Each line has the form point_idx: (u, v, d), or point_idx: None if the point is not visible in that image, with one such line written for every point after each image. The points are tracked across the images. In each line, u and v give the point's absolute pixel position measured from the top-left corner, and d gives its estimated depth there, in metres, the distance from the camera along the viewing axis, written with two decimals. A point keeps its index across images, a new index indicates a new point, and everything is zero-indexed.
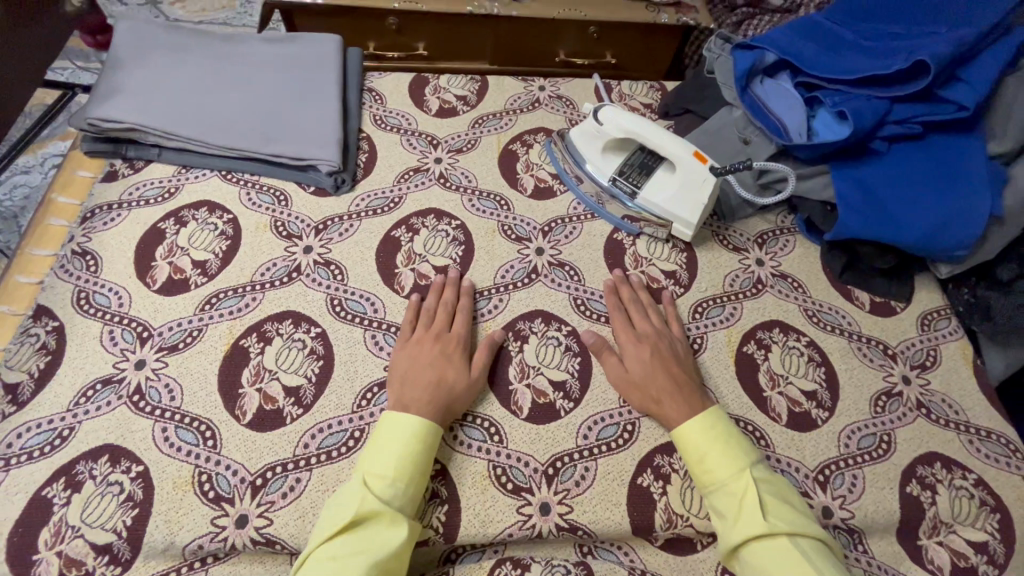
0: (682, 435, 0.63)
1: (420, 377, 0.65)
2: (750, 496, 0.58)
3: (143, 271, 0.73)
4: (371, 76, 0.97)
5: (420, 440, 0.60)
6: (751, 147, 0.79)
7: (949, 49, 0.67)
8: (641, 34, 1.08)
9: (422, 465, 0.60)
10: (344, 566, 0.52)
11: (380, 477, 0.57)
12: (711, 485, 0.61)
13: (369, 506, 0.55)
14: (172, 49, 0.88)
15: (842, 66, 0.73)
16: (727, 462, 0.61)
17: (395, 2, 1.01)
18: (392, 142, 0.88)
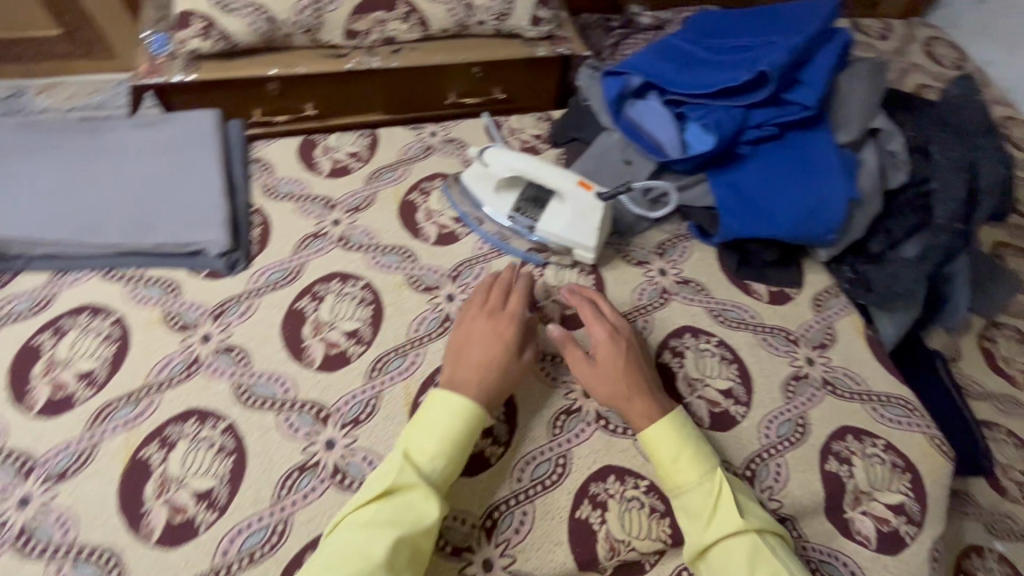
0: (651, 436, 0.64)
1: (472, 354, 0.67)
2: (723, 495, 0.60)
3: (21, 394, 0.67)
4: (256, 145, 0.94)
5: (462, 419, 0.62)
6: (633, 166, 0.82)
7: (783, 58, 0.74)
8: (524, 69, 1.11)
9: (463, 447, 0.62)
10: (374, 535, 0.54)
11: (421, 453, 0.60)
12: (681, 485, 0.62)
13: (401, 480, 0.58)
14: (34, 152, 0.83)
15: (701, 80, 0.79)
16: (699, 464, 0.62)
17: (273, 67, 1.00)
18: (284, 210, 0.86)
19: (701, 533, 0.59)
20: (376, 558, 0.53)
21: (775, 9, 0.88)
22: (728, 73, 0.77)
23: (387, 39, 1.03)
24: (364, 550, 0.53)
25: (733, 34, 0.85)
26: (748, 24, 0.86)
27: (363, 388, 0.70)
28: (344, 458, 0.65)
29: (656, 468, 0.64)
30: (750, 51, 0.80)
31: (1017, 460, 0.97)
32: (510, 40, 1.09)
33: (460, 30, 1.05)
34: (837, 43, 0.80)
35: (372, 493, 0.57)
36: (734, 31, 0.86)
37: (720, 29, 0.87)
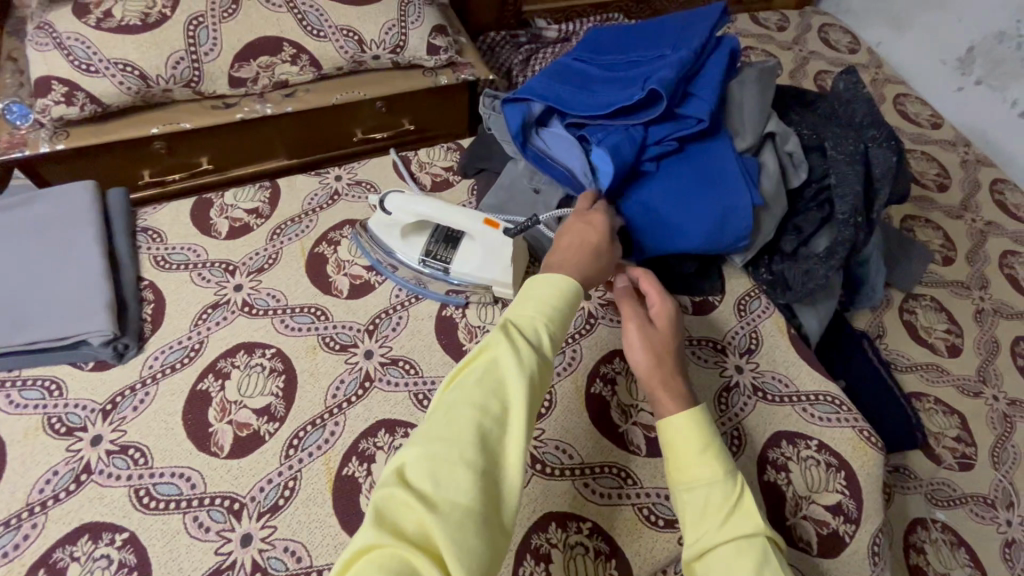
0: (674, 424, 0.60)
1: (576, 243, 0.65)
2: (746, 496, 0.55)
3: None
4: (143, 213, 0.87)
5: (568, 295, 0.59)
6: (542, 195, 0.82)
7: (672, 74, 0.74)
8: (429, 98, 1.09)
9: (568, 322, 0.58)
10: (482, 407, 0.48)
11: (530, 319, 0.55)
12: (696, 481, 0.57)
13: (516, 340, 0.52)
14: None
15: (597, 102, 0.77)
16: (722, 462, 0.58)
17: (154, 126, 0.93)
18: (180, 282, 0.80)
19: (712, 528, 0.54)
20: (491, 419, 0.48)
21: (662, 22, 0.88)
22: (622, 92, 0.76)
23: (278, 84, 0.97)
24: (479, 410, 0.48)
25: (624, 51, 0.85)
26: (638, 40, 0.86)
27: (279, 469, 0.65)
28: (262, 553, 0.60)
29: (672, 459, 0.59)
30: (641, 68, 0.80)
31: (947, 427, 1.01)
32: (409, 71, 1.06)
33: (355, 66, 1.01)
34: (722, 54, 0.81)
35: (485, 347, 0.52)
36: (625, 48, 0.86)
37: (611, 47, 0.87)
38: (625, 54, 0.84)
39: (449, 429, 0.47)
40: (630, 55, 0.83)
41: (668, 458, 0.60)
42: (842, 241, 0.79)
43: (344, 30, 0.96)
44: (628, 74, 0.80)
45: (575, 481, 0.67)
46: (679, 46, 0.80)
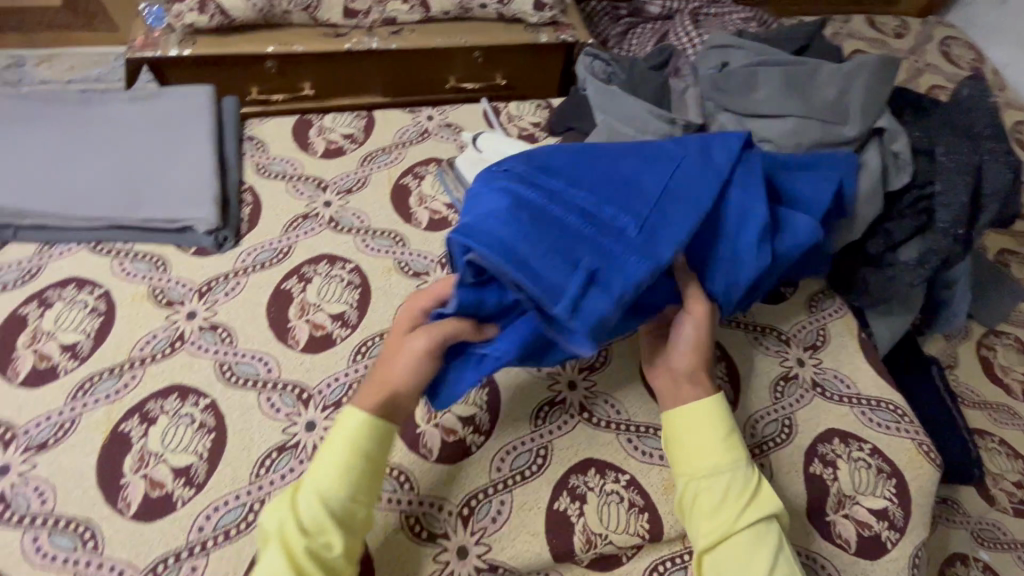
0: (691, 417, 0.62)
1: (404, 387, 0.59)
2: (763, 482, 0.59)
3: (4, 365, 0.67)
4: (251, 123, 0.93)
5: (353, 440, 0.56)
6: None
7: (611, 302, 0.52)
8: (526, 54, 1.10)
9: (364, 465, 0.56)
10: None
11: (309, 487, 0.54)
12: (718, 467, 0.59)
13: (294, 525, 0.52)
14: (22, 121, 0.82)
15: (568, 292, 0.52)
16: (737, 450, 0.60)
17: (271, 46, 0.99)
18: (277, 189, 0.85)
19: (735, 511, 0.56)
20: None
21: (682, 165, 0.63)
22: (605, 296, 0.53)
23: (387, 20, 1.02)
24: None
25: (627, 195, 0.59)
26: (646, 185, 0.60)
27: (347, 370, 0.70)
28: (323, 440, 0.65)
29: (689, 448, 0.61)
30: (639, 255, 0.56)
31: (1008, 470, 0.96)
32: (512, 25, 1.07)
33: (461, 12, 1.04)
34: (746, 249, 0.62)
35: (268, 531, 0.53)
36: (644, 188, 0.60)
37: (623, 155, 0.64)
38: (636, 209, 0.58)
39: None
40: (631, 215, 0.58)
41: (681, 448, 0.61)
42: (936, 251, 0.77)
43: None
44: (628, 253, 0.55)
45: (619, 435, 0.68)
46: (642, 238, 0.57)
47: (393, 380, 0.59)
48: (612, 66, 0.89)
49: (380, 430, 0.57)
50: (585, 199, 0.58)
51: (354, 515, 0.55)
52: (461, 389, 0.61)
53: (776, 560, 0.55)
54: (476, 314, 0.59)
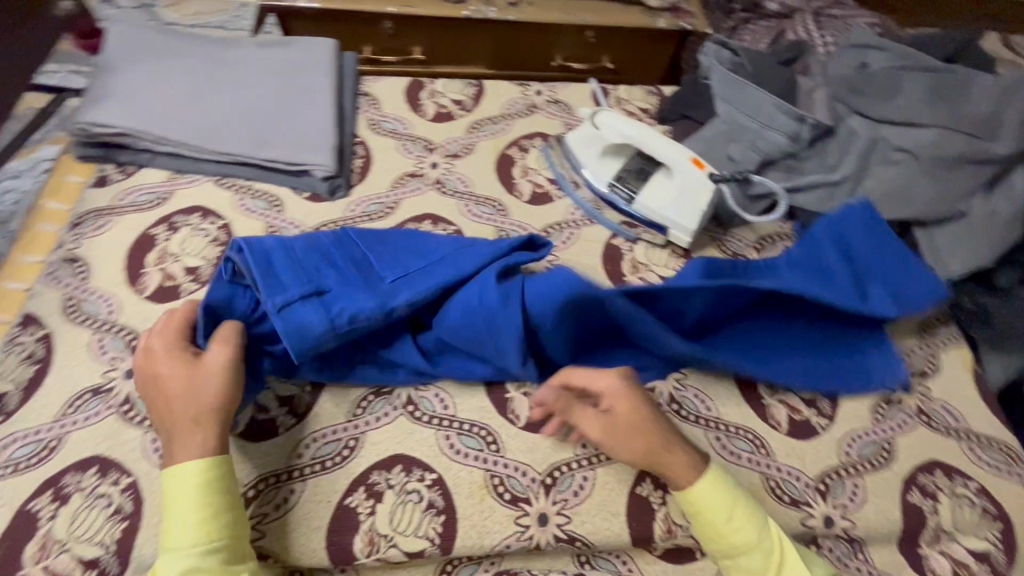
0: (693, 502, 0.57)
1: (175, 407, 0.55)
2: (786, 555, 0.56)
3: (133, 278, 0.72)
4: (366, 80, 0.95)
5: (203, 486, 0.52)
6: (737, 161, 0.78)
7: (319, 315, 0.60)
8: (638, 40, 1.08)
9: (227, 512, 0.53)
10: None
11: (178, 553, 0.50)
12: (739, 547, 0.56)
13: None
14: (163, 52, 0.85)
15: (284, 298, 0.60)
16: (754, 518, 0.57)
17: (392, 7, 1.02)
18: (387, 146, 0.87)
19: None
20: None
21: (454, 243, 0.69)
22: (316, 310, 0.60)
23: None
24: None
25: (428, 263, 0.66)
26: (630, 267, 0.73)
27: None
28: (417, 391, 0.67)
29: (703, 530, 0.58)
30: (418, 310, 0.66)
31: None
32: (629, 7, 1.06)
33: None
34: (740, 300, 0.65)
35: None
36: (428, 260, 0.67)
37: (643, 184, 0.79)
38: (404, 264, 0.66)
39: None
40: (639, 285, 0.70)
41: (703, 530, 0.58)
42: None
43: None
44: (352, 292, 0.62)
45: (708, 432, 0.66)
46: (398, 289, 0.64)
47: (173, 394, 0.56)
48: (739, 56, 0.86)
49: (218, 476, 0.53)
50: (380, 254, 0.67)
51: (233, 566, 0.51)
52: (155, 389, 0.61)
53: None
54: (223, 315, 0.62)
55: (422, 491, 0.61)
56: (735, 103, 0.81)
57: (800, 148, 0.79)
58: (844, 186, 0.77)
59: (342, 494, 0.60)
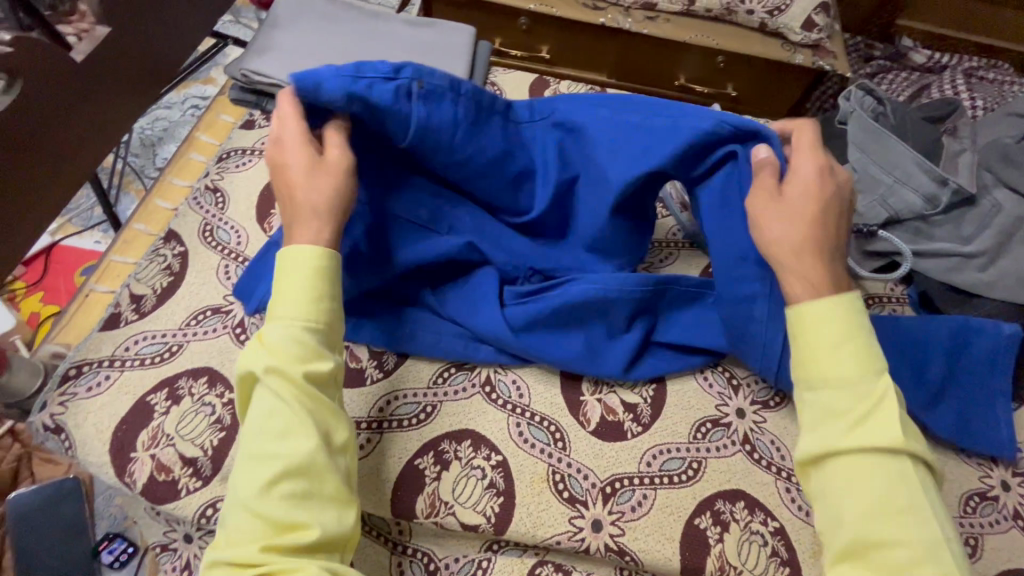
0: (804, 313, 0.51)
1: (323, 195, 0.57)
2: (884, 403, 0.47)
3: (262, 216, 0.78)
4: (495, 71, 0.98)
5: (318, 274, 0.54)
6: (859, 215, 0.76)
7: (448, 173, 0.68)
8: (771, 72, 1.05)
9: (329, 301, 0.54)
10: (272, 428, 0.49)
11: (281, 318, 0.52)
12: (833, 379, 0.49)
13: (273, 360, 0.50)
14: (322, 18, 0.92)
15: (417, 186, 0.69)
16: (867, 360, 0.49)
17: (532, 4, 1.04)
18: None
19: (840, 430, 0.47)
20: (309, 424, 0.49)
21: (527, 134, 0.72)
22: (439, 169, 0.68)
23: (646, 5, 1.02)
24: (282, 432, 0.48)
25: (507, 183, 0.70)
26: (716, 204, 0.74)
27: None
28: (496, 374, 0.69)
29: (798, 352, 0.52)
30: (493, 255, 0.71)
31: None
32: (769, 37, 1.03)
33: (722, 14, 1.01)
34: None
35: (248, 368, 0.51)
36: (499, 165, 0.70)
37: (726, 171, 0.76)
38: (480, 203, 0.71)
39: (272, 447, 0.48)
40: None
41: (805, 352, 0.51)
42: None
43: None
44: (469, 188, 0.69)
45: (779, 481, 0.65)
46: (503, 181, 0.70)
47: (297, 179, 0.57)
48: (884, 105, 0.83)
49: (326, 266, 0.54)
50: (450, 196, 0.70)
51: (323, 352, 0.52)
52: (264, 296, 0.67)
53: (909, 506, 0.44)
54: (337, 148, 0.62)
55: (485, 469, 0.63)
56: (868, 152, 0.78)
57: (934, 212, 0.75)
58: (977, 259, 0.72)
59: (412, 454, 0.64)
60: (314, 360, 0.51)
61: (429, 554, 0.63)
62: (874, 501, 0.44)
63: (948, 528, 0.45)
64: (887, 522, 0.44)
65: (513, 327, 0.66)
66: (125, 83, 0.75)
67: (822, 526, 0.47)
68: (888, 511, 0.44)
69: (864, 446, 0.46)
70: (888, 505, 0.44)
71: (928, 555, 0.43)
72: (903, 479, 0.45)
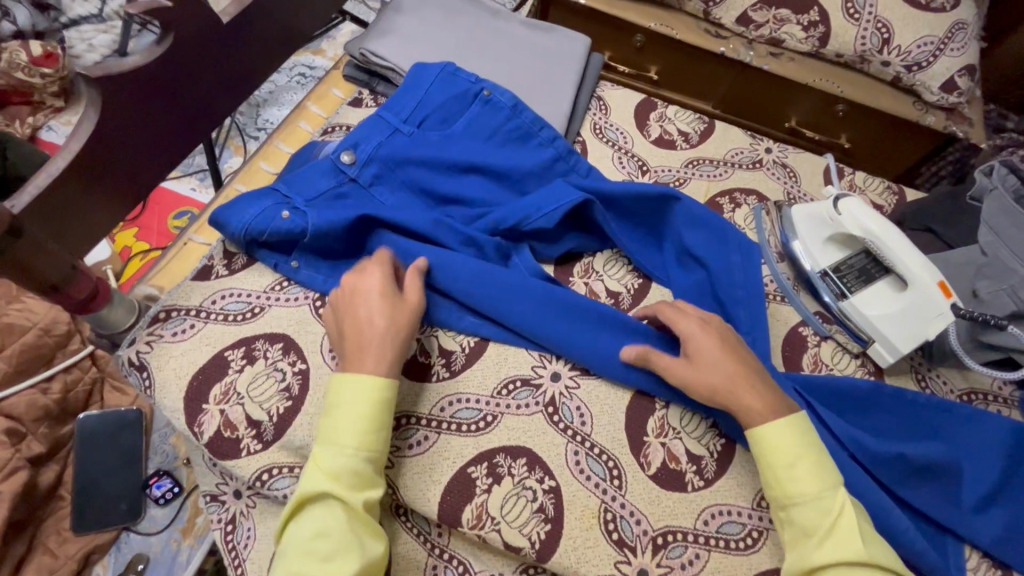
0: (761, 435, 0.56)
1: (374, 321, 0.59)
2: (843, 518, 0.52)
3: None
4: (603, 84, 0.96)
5: (378, 401, 0.56)
6: (982, 302, 0.70)
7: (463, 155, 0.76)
8: (893, 129, 0.99)
9: (385, 425, 0.56)
10: (312, 558, 0.50)
11: (336, 444, 0.54)
12: (796, 496, 0.54)
13: (334, 488, 0.52)
14: (444, 9, 0.92)
15: (427, 163, 0.74)
16: (822, 478, 0.54)
17: (652, 22, 1.01)
18: (604, 154, 0.87)
19: (813, 552, 0.52)
20: (352, 552, 0.51)
21: (531, 150, 0.79)
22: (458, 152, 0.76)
23: (773, 40, 0.97)
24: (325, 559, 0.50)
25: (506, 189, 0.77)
26: (731, 264, 0.72)
27: None
28: (561, 395, 0.67)
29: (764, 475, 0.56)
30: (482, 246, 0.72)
31: None
32: (899, 93, 0.97)
33: (854, 61, 0.95)
34: (887, 459, 0.63)
35: (305, 493, 0.52)
36: (501, 172, 0.76)
37: (729, 246, 0.73)
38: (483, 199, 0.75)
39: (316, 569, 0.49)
40: None
41: (769, 470, 0.56)
42: None
43: (879, 23, 0.90)
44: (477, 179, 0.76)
45: None
46: (505, 182, 0.77)
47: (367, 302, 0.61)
48: None
49: (387, 393, 0.57)
50: (456, 187, 0.75)
51: (374, 478, 0.55)
52: (248, 214, 0.67)
53: None
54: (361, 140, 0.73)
55: (537, 491, 0.62)
56: (1003, 237, 0.72)
57: None
58: None
59: (468, 461, 0.63)
60: (369, 487, 0.54)
61: (463, 564, 0.62)
62: None
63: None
64: None
65: (517, 323, 0.68)
66: (265, 47, 0.71)
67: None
68: None
69: (826, 562, 0.51)
70: None
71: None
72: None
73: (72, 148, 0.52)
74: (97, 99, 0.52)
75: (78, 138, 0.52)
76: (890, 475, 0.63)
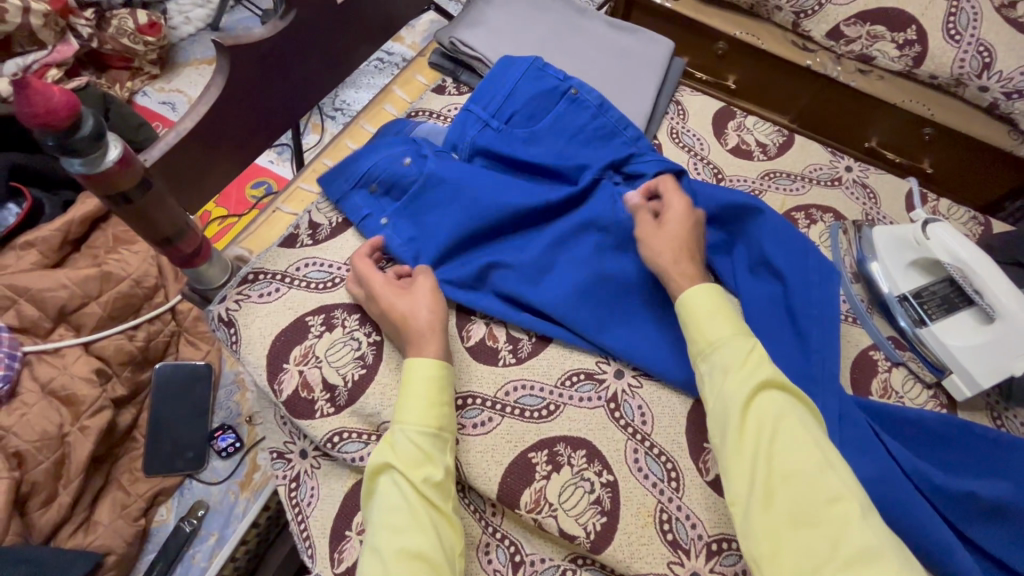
0: (686, 302, 0.61)
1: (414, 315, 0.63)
2: (757, 354, 0.55)
3: None
4: (683, 89, 0.95)
5: (434, 382, 0.58)
6: None
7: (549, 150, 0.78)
8: (983, 159, 0.95)
9: (445, 407, 0.58)
10: (387, 526, 0.51)
11: (399, 423, 0.56)
12: (716, 342, 0.57)
13: (400, 464, 0.54)
14: (534, 5, 0.94)
15: (512, 153, 0.77)
16: (736, 325, 0.58)
17: (737, 31, 1.00)
18: (679, 159, 0.87)
19: (728, 386, 0.54)
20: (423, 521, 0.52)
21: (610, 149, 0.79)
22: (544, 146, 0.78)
23: (863, 57, 0.95)
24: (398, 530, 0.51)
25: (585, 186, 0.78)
26: (810, 281, 0.71)
27: None
28: (623, 393, 0.68)
29: (687, 332, 0.60)
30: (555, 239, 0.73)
31: None
32: (993, 121, 0.93)
33: (948, 83, 0.92)
34: (957, 494, 0.61)
35: (376, 471, 0.55)
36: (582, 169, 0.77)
37: (806, 262, 0.72)
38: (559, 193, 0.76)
39: (392, 540, 0.51)
40: (809, 374, 0.66)
41: (694, 330, 0.59)
42: None
43: (982, 46, 0.87)
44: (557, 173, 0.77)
45: None
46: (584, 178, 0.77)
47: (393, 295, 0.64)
48: None
49: (443, 377, 0.59)
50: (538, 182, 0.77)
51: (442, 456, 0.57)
52: None
53: (795, 435, 0.50)
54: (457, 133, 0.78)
55: (595, 483, 0.63)
56: None
57: None
58: None
59: (528, 447, 0.64)
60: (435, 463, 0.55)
61: (515, 545, 0.64)
62: (765, 447, 0.50)
63: (830, 453, 0.50)
64: (776, 461, 0.49)
65: (585, 318, 0.69)
66: (369, 31, 0.74)
67: (731, 494, 0.51)
68: (775, 452, 0.50)
69: (743, 388, 0.53)
70: (771, 442, 0.50)
71: (816, 482, 0.48)
72: (775, 419, 0.51)
73: (198, 111, 0.56)
74: (226, 66, 0.56)
75: (204, 102, 0.57)
76: (958, 510, 0.61)
